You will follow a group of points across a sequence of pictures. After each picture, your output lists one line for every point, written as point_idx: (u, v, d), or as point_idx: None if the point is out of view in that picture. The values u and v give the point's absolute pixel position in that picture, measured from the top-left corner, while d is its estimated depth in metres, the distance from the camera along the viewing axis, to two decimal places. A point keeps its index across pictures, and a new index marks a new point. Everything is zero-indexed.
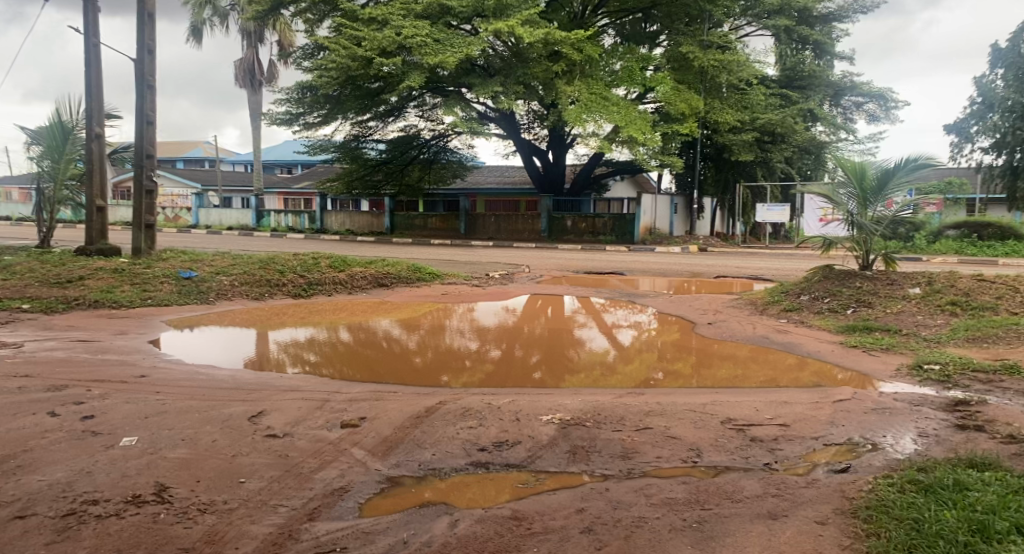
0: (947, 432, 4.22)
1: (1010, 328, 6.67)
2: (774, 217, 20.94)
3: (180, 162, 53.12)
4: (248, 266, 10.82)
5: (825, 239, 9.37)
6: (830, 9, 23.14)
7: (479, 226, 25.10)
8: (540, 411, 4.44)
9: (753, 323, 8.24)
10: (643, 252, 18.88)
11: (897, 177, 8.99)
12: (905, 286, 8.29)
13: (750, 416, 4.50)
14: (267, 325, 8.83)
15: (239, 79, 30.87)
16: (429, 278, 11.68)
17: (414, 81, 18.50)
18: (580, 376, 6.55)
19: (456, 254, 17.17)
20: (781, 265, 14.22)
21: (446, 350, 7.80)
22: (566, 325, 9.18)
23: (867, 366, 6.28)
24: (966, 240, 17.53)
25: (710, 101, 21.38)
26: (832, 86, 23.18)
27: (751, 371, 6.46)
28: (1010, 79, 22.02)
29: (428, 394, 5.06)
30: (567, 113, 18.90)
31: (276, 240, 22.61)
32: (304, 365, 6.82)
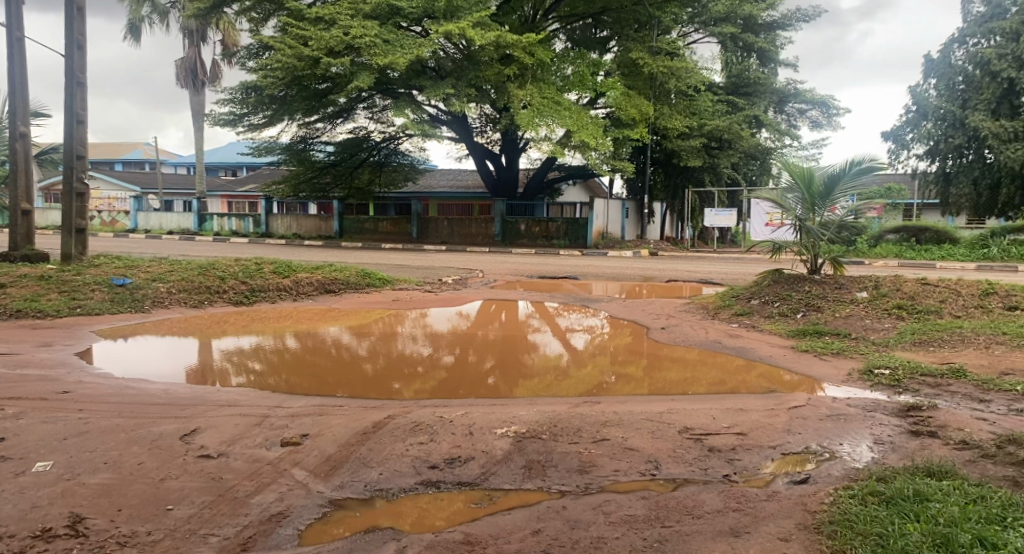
0: (901, 439, 4.21)
1: (954, 332, 6.81)
2: (722, 222, 21.25)
3: (119, 165, 51.17)
4: (187, 272, 10.33)
5: (774, 244, 9.48)
6: (773, 17, 23.66)
7: (432, 230, 24.83)
8: (493, 424, 4.24)
9: (705, 327, 8.23)
10: (595, 256, 18.91)
11: (843, 182, 9.13)
12: (853, 290, 8.42)
13: (708, 425, 4.40)
14: (207, 334, 8.40)
15: (181, 79, 29.85)
16: (379, 283, 11.37)
17: (363, 82, 18.13)
18: (534, 381, 6.46)
19: (408, 259, 16.85)
20: (730, 269, 14.39)
21: (398, 356, 7.59)
22: (519, 330, 9.02)
23: (819, 371, 6.30)
24: (905, 244, 18.06)
25: (659, 106, 21.61)
26: (777, 93, 23.73)
27: (705, 375, 6.44)
28: (942, 89, 22.98)
29: (375, 408, 4.82)
30: (519, 117, 18.81)
31: (220, 245, 21.86)
32: (248, 375, 6.56)
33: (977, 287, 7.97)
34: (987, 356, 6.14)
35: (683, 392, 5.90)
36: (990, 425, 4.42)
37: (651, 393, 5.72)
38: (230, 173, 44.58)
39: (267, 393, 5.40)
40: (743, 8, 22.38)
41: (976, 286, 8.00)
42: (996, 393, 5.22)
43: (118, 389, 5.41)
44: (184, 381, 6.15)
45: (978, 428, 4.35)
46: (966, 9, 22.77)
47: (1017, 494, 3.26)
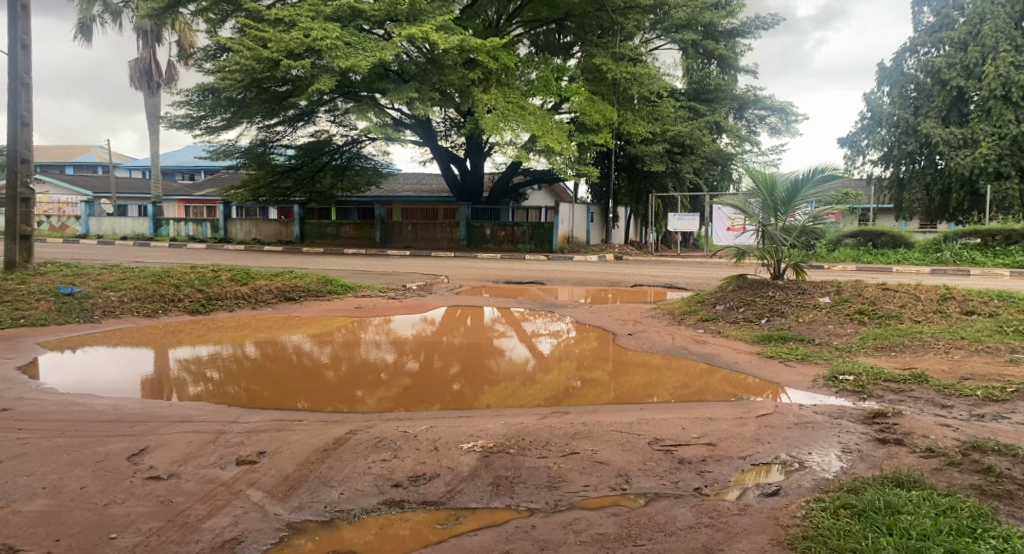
0: (869, 447, 4.22)
1: (915, 337, 6.91)
2: (686, 226, 21.43)
3: (70, 168, 49.60)
4: (140, 280, 9.96)
5: (737, 249, 9.55)
6: (733, 25, 24.02)
7: (396, 234, 24.57)
8: (460, 438, 4.11)
9: (672, 333, 8.21)
10: (561, 261, 18.89)
11: (805, 188, 9.23)
12: (815, 295, 8.51)
13: (678, 435, 4.34)
14: (161, 345, 8.09)
15: (134, 80, 29.02)
16: (341, 290, 11.12)
17: (324, 85, 17.86)
18: (500, 386, 6.42)
19: (371, 264, 16.59)
20: (694, 274, 14.49)
21: (361, 363, 7.44)
22: (485, 336, 8.90)
23: (785, 377, 6.31)
24: (862, 248, 18.43)
25: (622, 112, 21.74)
26: (737, 99, 24.10)
27: (670, 380, 6.44)
28: (895, 97, 23.63)
29: (336, 422, 4.64)
30: (483, 121, 18.72)
31: (177, 251, 21.26)
32: (207, 385, 6.37)
33: (935, 292, 8.12)
34: (947, 360, 6.24)
35: (649, 397, 5.91)
36: (954, 431, 4.47)
37: (618, 401, 5.70)
38: (187, 176, 43.50)
39: (222, 407, 5.17)
40: (704, 15, 22.66)
41: (934, 291, 8.16)
42: (958, 398, 5.29)
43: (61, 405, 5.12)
44: (141, 394, 5.91)
45: (942, 435, 4.40)
46: (916, 19, 23.47)
47: (983, 503, 3.29)
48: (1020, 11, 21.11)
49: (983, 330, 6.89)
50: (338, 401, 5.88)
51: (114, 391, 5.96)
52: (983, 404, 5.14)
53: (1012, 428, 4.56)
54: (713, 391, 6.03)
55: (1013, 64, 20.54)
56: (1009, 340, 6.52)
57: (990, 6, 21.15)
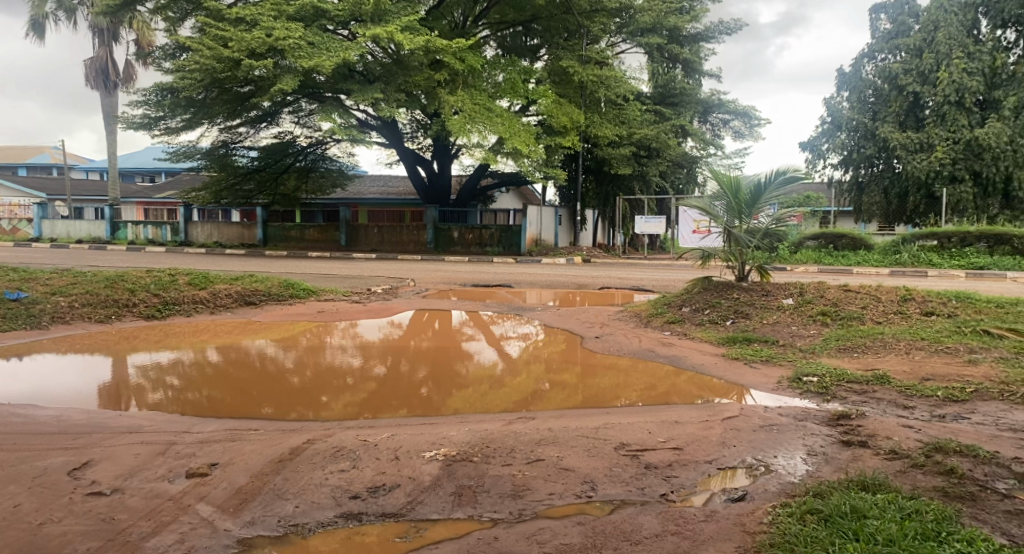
0: (833, 449, 4.23)
1: (876, 339, 6.99)
2: (652, 229, 21.53)
3: (23, 170, 48.07)
4: (92, 284, 9.60)
5: (703, 252, 9.60)
6: (697, 29, 24.29)
7: (361, 237, 24.24)
8: (422, 446, 3.98)
9: (638, 336, 8.18)
10: (529, 263, 18.82)
11: (768, 190, 9.31)
12: (779, 297, 8.56)
13: (644, 440, 4.28)
14: (114, 351, 7.81)
15: (90, 79, 28.20)
16: (304, 294, 10.88)
17: (287, 86, 17.56)
18: (468, 390, 6.38)
19: (336, 268, 16.31)
20: (660, 276, 14.55)
21: (327, 367, 7.31)
22: (451, 339, 8.78)
23: (750, 379, 6.32)
24: (824, 250, 18.73)
25: (589, 115, 21.78)
26: (702, 103, 24.36)
27: (638, 383, 6.44)
28: (854, 102, 24.18)
29: (294, 431, 4.48)
30: (450, 123, 18.58)
31: (135, 254, 20.68)
32: (167, 392, 6.21)
33: (895, 294, 8.24)
34: (908, 361, 6.32)
35: (616, 401, 5.90)
36: (916, 433, 4.51)
37: (587, 405, 5.68)
38: (146, 178, 42.43)
39: (174, 416, 4.96)
40: (668, 20, 22.86)
41: (894, 293, 8.28)
42: (919, 398, 5.35)
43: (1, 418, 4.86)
44: (98, 405, 5.71)
45: (905, 436, 4.43)
46: (874, 26, 24.03)
47: (947, 506, 3.30)
48: (972, 19, 21.75)
49: (942, 330, 7.00)
50: (303, 407, 5.79)
51: (69, 402, 5.74)
52: (943, 404, 5.21)
53: (972, 428, 4.61)
54: (680, 394, 6.01)
55: (966, 70, 21.15)
56: (967, 340, 6.63)
57: (944, 14, 21.78)
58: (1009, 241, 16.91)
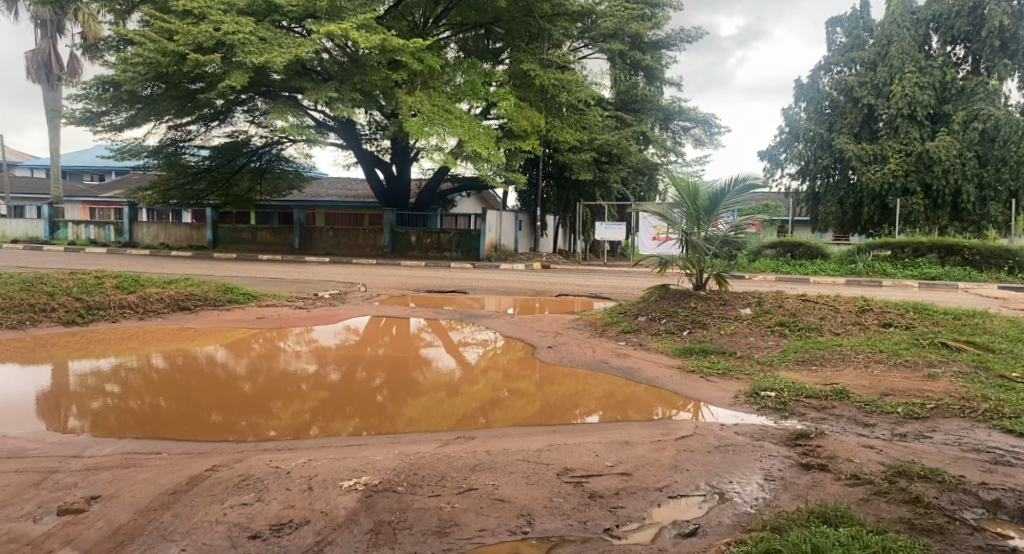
0: (792, 474, 3.95)
1: (835, 351, 6.79)
2: (612, 235, 21.34)
3: None
4: (6, 287, 8.89)
5: (660, 259, 9.32)
6: (658, 36, 24.30)
7: (316, 240, 23.53)
8: (340, 474, 3.54)
9: (592, 346, 7.84)
10: (487, 269, 18.42)
11: (725, 197, 9.12)
12: (737, 306, 8.32)
13: (590, 463, 3.92)
14: (28, 362, 7.20)
15: (31, 72, 26.93)
16: (244, 299, 10.28)
17: (236, 82, 16.90)
18: (423, 399, 6.17)
19: (285, 271, 15.70)
20: (620, 284, 14.28)
21: (281, 373, 7.02)
22: (402, 346, 8.38)
23: (705, 393, 6.03)
24: (782, 259, 18.74)
25: (550, 119, 21.50)
26: (662, 110, 24.34)
27: (597, 392, 6.25)
28: (811, 113, 24.49)
29: (201, 455, 4.00)
30: (407, 125, 18.07)
31: (73, 255, 19.71)
32: (106, 401, 5.95)
33: (853, 304, 8.08)
34: (866, 375, 6.11)
35: (574, 411, 5.75)
36: (878, 454, 4.25)
37: (545, 417, 5.49)
38: (95, 177, 40.86)
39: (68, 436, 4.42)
40: (630, 26, 22.78)
41: (852, 303, 8.12)
42: (879, 415, 5.11)
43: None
44: (43, 425, 5.37)
45: (867, 459, 4.17)
46: (830, 39, 24.41)
47: (915, 542, 3.01)
48: (923, 35, 22.22)
49: (901, 343, 6.83)
50: (252, 418, 5.55)
51: (10, 425, 5.38)
52: (904, 422, 4.97)
53: (935, 448, 4.37)
54: (637, 408, 5.75)
55: (918, 84, 21.52)
56: (926, 353, 6.45)
57: (896, 29, 22.22)
58: (960, 252, 17.13)
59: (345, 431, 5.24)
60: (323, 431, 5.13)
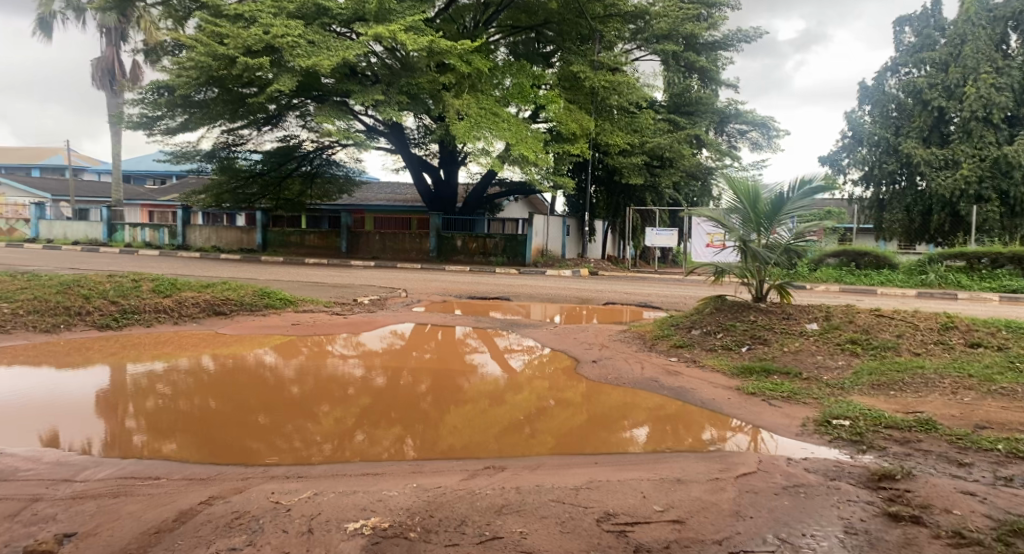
0: (879, 528, 3.33)
1: (916, 374, 6.03)
2: (664, 242, 20.60)
3: (36, 170, 48.01)
4: (42, 290, 8.81)
5: (715, 268, 8.68)
6: (715, 37, 23.43)
7: (362, 244, 23.50)
8: (347, 515, 3.09)
9: (641, 361, 7.25)
10: (532, 275, 17.97)
11: (791, 201, 8.39)
12: (802, 321, 7.61)
13: (637, 507, 3.38)
14: (61, 365, 7.05)
15: (96, 79, 27.73)
16: (281, 304, 10.03)
17: (285, 86, 17.00)
18: (466, 408, 5.96)
19: (328, 275, 15.56)
20: (672, 293, 13.57)
21: (329, 377, 6.99)
22: (439, 355, 8.01)
23: (768, 420, 5.38)
24: (845, 268, 17.81)
25: (600, 121, 20.93)
26: (718, 113, 23.48)
27: (645, 403, 5.92)
28: (876, 116, 23.22)
29: (201, 482, 3.61)
30: (455, 128, 17.71)
31: (125, 257, 20.05)
32: (159, 401, 6.03)
33: (935, 321, 7.27)
34: (956, 404, 5.36)
35: (623, 422, 5.52)
36: (982, 505, 3.59)
37: (592, 430, 5.29)
38: (156, 180, 42.04)
39: (70, 454, 4.10)
40: (685, 26, 21.97)
41: (933, 320, 7.31)
42: (976, 453, 4.41)
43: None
44: (101, 425, 5.41)
45: (969, 511, 3.52)
46: (898, 39, 23.05)
47: None
48: (1001, 33, 20.73)
49: (993, 367, 6.03)
50: (299, 421, 5.57)
51: (70, 425, 5.42)
52: (1008, 463, 4.27)
53: None
54: (690, 433, 5.19)
55: (994, 86, 20.16)
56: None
57: (971, 28, 20.82)
58: None
59: (388, 439, 5.17)
60: (365, 440, 5.05)
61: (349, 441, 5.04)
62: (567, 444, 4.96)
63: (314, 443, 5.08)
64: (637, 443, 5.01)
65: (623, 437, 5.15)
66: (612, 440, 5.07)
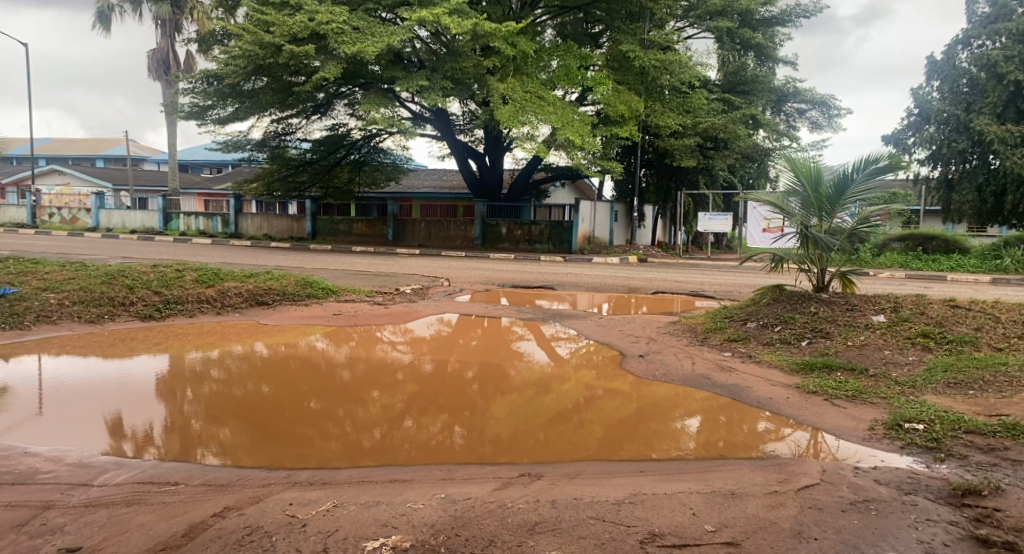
0: None
1: (999, 371, 5.47)
2: (717, 227, 19.92)
3: (100, 161, 49.77)
4: (88, 281, 8.93)
5: (772, 255, 8.17)
6: (772, 12, 22.37)
7: (408, 232, 23.48)
8: (365, 533, 2.85)
9: (692, 356, 6.85)
10: (579, 263, 17.61)
11: (856, 183, 7.80)
12: (868, 313, 7.05)
13: (684, 527, 3.04)
14: (106, 355, 7.09)
15: (152, 71, 28.38)
16: (323, 294, 9.95)
17: (330, 73, 16.98)
18: (511, 398, 5.89)
19: (373, 264, 15.53)
20: (725, 281, 13.01)
21: (379, 363, 7.06)
22: (484, 345, 7.85)
23: (831, 422, 4.95)
24: (911, 253, 16.87)
25: (650, 103, 20.26)
26: (775, 91, 22.53)
27: (697, 396, 5.68)
28: (945, 92, 21.84)
29: (220, 488, 3.45)
30: (500, 113, 17.36)
31: (179, 246, 20.49)
32: (215, 385, 6.18)
33: (1019, 313, 6.63)
34: None
35: (673, 412, 5.37)
36: None
37: (639, 421, 5.16)
38: (213, 170, 43.09)
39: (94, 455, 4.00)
40: (740, 1, 20.98)
41: (1017, 311, 6.66)
42: None
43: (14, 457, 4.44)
44: (162, 407, 5.52)
45: None
46: (971, 9, 21.53)
47: None
48: None
49: None
50: (350, 405, 5.63)
51: (133, 408, 5.54)
52: None
53: None
54: (743, 433, 4.86)
55: None
56: None
57: None
58: None
59: (436, 425, 5.17)
60: (415, 427, 5.07)
61: (398, 429, 5.03)
62: (615, 434, 4.86)
63: (363, 429, 5.09)
64: (687, 440, 4.77)
65: (673, 429, 4.98)
66: (662, 434, 4.89)
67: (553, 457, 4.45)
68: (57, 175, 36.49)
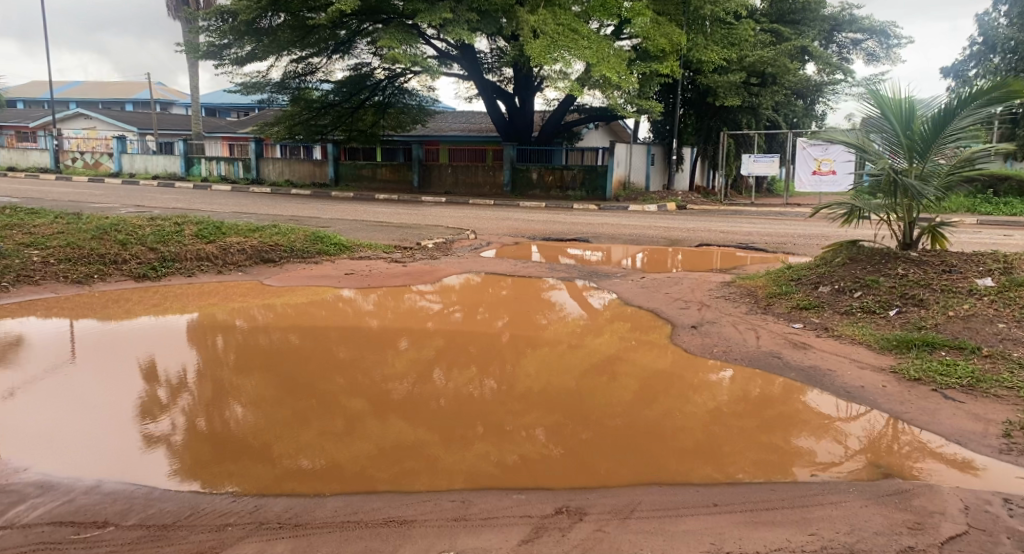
0: None
1: None
2: (763, 169, 18.39)
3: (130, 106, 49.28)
4: (77, 236, 8.15)
5: (847, 206, 6.95)
6: None
7: (434, 178, 22.45)
8: None
9: (755, 328, 5.78)
10: (614, 212, 16.48)
11: (959, 118, 6.49)
12: (970, 275, 5.90)
13: None
14: (98, 317, 6.26)
15: (172, 9, 27.34)
16: (334, 250, 9.06)
17: (346, 6, 15.83)
18: (547, 351, 5.08)
19: (395, 214, 14.53)
20: (780, 231, 11.79)
21: (406, 310, 6.33)
22: (515, 298, 6.92)
23: (947, 422, 3.90)
24: (980, 195, 15.32)
25: (692, 36, 18.54)
26: (828, 20, 20.76)
27: (762, 372, 4.77)
28: (1015, 17, 19.72)
29: (160, 534, 2.61)
30: (530, 48, 16.00)
31: (196, 193, 19.73)
32: (235, 333, 5.51)
33: None
34: None
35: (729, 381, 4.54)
36: None
37: (696, 388, 4.34)
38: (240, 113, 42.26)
39: (65, 454, 3.26)
40: None
41: None
42: None
43: (36, 405, 3.90)
44: (175, 359, 4.80)
45: None
46: None
47: None
48: None
49: None
50: (380, 354, 4.92)
51: (143, 361, 4.81)
52: None
53: None
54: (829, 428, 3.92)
55: None
56: None
57: None
58: None
59: (467, 378, 4.44)
60: (446, 380, 4.34)
61: (426, 381, 4.34)
62: (669, 402, 4.07)
63: (389, 379, 4.38)
64: (757, 419, 3.90)
65: (735, 403, 4.13)
66: (727, 407, 4.07)
67: (600, 424, 3.69)
68: (81, 119, 35.86)
